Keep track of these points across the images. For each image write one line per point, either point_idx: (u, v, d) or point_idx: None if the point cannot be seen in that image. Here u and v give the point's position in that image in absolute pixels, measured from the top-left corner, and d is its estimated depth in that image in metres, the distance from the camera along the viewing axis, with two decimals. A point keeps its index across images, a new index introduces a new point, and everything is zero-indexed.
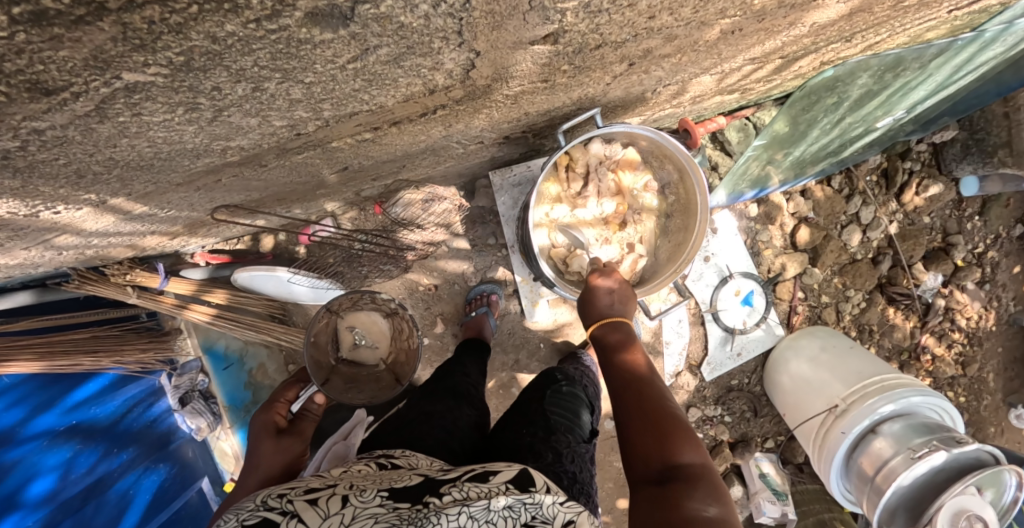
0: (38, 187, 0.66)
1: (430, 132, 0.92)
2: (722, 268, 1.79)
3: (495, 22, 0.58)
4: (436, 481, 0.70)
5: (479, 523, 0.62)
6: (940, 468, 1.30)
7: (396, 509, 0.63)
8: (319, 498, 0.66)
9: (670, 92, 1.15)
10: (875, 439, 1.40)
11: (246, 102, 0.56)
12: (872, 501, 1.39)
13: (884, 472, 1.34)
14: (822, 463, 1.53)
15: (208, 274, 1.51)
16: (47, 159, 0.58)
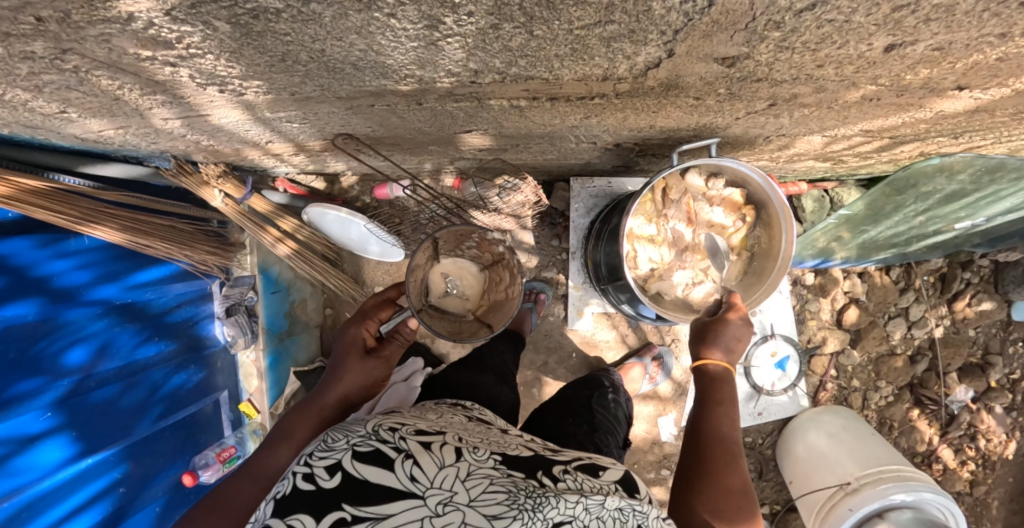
0: (243, 59, 0.62)
1: (566, 118, 0.97)
2: (765, 327, 1.83)
3: (720, 25, 0.62)
4: (543, 460, 0.76)
5: (592, 516, 0.67)
6: None
7: (510, 477, 0.69)
8: (434, 443, 0.73)
9: (778, 143, 1.20)
10: (881, 523, 1.44)
11: (475, 36, 0.60)
12: None
13: None
14: None
15: (286, 201, 1.53)
16: (277, 34, 0.57)
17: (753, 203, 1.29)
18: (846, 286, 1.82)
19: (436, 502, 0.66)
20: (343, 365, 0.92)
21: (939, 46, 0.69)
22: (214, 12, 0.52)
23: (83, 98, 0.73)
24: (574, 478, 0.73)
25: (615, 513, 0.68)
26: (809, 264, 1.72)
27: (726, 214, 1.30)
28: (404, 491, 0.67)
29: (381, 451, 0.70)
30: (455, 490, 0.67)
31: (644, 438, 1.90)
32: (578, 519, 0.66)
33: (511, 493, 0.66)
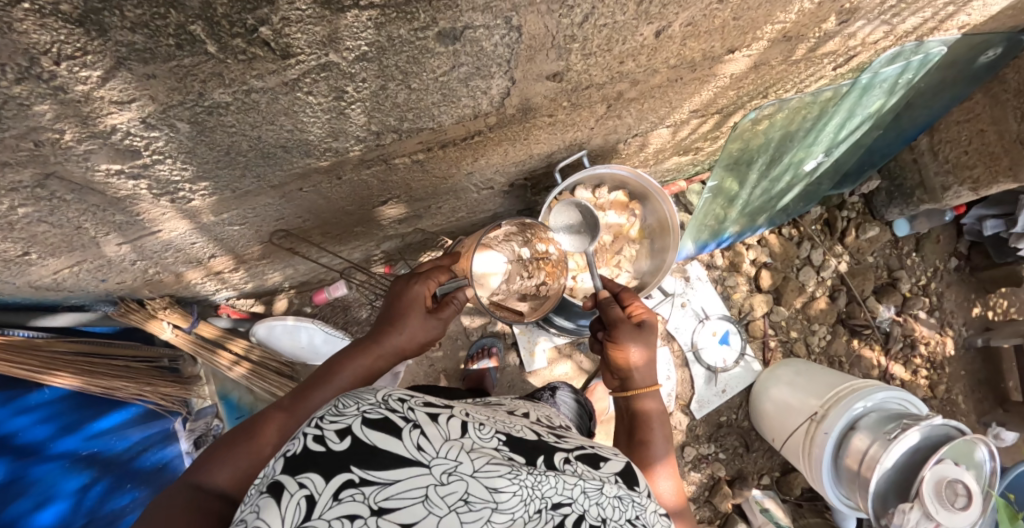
0: (200, 157, 0.81)
1: (460, 165, 1.20)
2: (699, 311, 2.03)
3: (536, 49, 0.88)
4: (551, 449, 0.87)
5: (590, 499, 0.79)
6: (917, 448, 1.51)
7: (511, 458, 0.79)
8: (440, 416, 0.82)
9: (639, 143, 1.50)
10: (855, 434, 1.60)
11: (371, 97, 0.83)
12: (863, 493, 1.56)
13: (868, 461, 1.53)
14: (813, 469, 1.69)
15: (231, 325, 1.63)
16: (225, 126, 0.76)
17: (636, 198, 1.57)
18: (752, 255, 2.06)
19: (441, 472, 0.74)
20: (405, 317, 1.03)
21: (684, 26, 0.99)
22: (184, 108, 0.71)
23: (53, 230, 0.87)
24: (574, 467, 0.84)
25: (614, 499, 0.81)
26: (712, 246, 2.00)
27: (619, 214, 1.57)
28: (412, 459, 0.74)
29: (389, 420, 0.78)
30: (460, 460, 0.76)
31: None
32: (577, 502, 0.77)
33: (517, 470, 0.77)
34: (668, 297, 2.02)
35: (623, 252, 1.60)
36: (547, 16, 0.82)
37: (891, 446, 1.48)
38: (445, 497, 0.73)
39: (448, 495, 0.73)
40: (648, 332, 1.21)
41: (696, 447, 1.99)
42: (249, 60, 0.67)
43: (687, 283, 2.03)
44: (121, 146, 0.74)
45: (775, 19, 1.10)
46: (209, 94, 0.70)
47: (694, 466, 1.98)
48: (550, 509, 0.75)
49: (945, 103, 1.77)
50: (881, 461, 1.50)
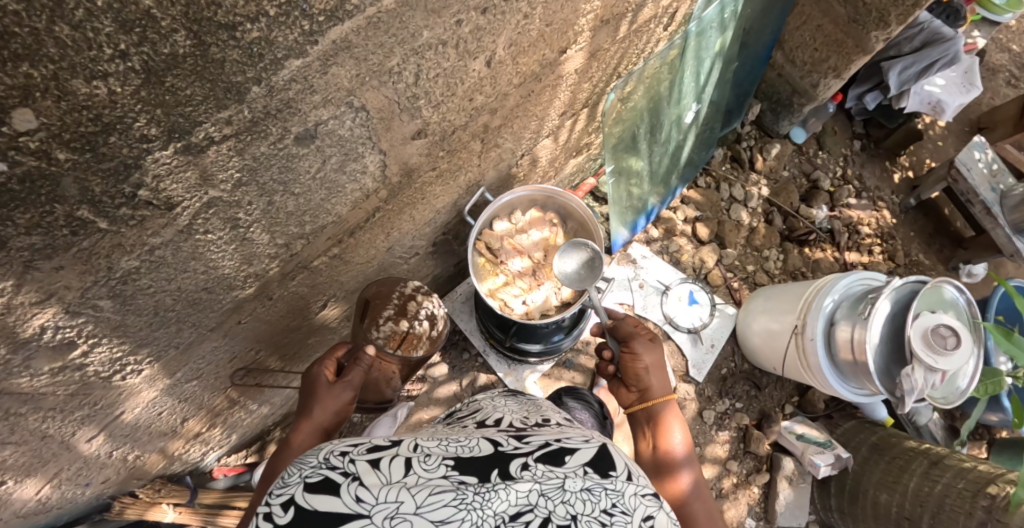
0: (129, 325, 0.88)
1: (376, 243, 1.31)
2: (658, 285, 2.13)
3: (388, 119, 0.99)
4: (506, 455, 0.94)
5: (549, 497, 0.85)
6: (894, 314, 1.57)
7: (462, 482, 0.86)
8: (384, 460, 0.92)
9: (529, 160, 1.63)
10: (836, 328, 1.67)
11: (263, 216, 0.92)
12: (868, 378, 1.60)
13: (857, 345, 1.58)
14: (818, 377, 1.73)
15: (231, 481, 1.63)
16: (144, 288, 0.84)
17: (549, 210, 1.69)
18: (682, 216, 2.17)
19: (384, 517, 0.82)
20: (315, 395, 1.13)
21: (506, 51, 1.13)
22: (100, 287, 0.78)
23: (20, 448, 0.91)
24: (532, 471, 0.90)
25: (579, 495, 0.86)
26: (643, 221, 2.12)
27: (540, 230, 1.68)
28: (355, 512, 0.83)
29: (333, 480, 0.88)
30: (403, 500, 0.84)
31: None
32: (534, 505, 0.84)
33: (462, 493, 0.84)
34: (627, 284, 2.12)
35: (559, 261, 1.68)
36: (385, 87, 0.93)
37: (870, 322, 1.54)
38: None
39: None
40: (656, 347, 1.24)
41: (713, 407, 2.04)
42: (139, 222, 0.75)
43: (636, 265, 2.14)
44: (54, 341, 0.80)
45: (583, 12, 1.25)
46: (117, 264, 0.77)
47: (719, 426, 2.02)
48: (509, 521, 0.82)
49: (779, 18, 1.94)
50: (869, 340, 1.55)
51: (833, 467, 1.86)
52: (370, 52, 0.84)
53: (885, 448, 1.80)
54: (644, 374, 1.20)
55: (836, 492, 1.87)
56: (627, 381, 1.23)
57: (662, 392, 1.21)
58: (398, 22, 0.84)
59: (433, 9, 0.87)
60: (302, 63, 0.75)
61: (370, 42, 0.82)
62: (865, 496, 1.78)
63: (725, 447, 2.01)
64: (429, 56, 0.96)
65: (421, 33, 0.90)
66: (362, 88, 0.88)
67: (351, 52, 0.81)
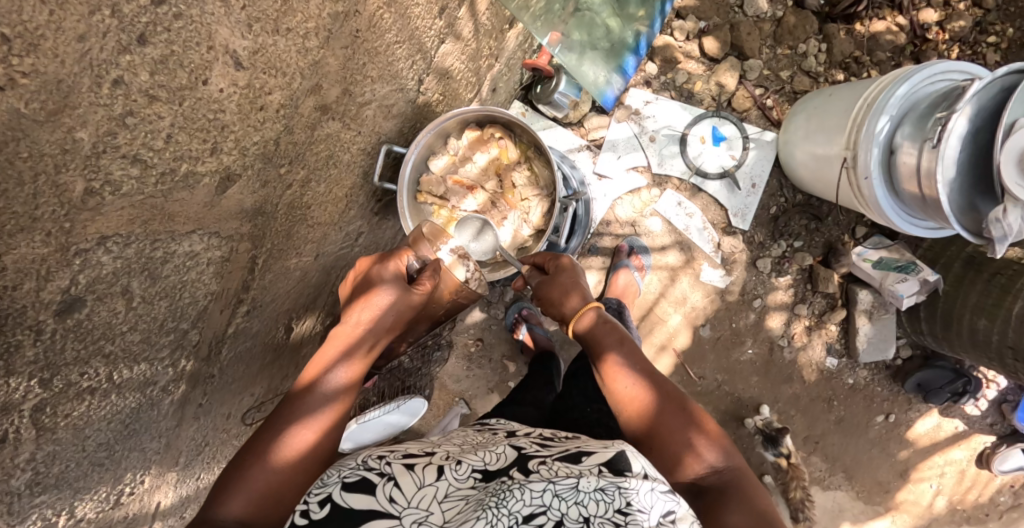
0: (82, 483, 0.94)
1: (296, 267, 1.20)
2: (672, 133, 1.75)
3: (161, 214, 0.82)
4: (528, 457, 0.79)
5: (567, 500, 0.69)
6: (978, 130, 1.18)
7: (485, 487, 0.72)
8: (418, 465, 0.79)
9: (435, 78, 1.30)
10: (899, 156, 1.31)
11: (113, 362, 0.88)
12: (939, 215, 1.28)
13: (926, 179, 1.24)
14: (877, 215, 1.43)
15: None
16: (63, 469, 0.89)
17: (486, 125, 1.37)
18: (682, 35, 1.73)
19: (413, 522, 0.70)
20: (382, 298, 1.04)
21: (254, 30, 0.80)
22: (21, 500, 0.84)
23: None
24: (552, 466, 0.75)
25: (595, 494, 0.70)
26: (634, 61, 1.70)
27: (485, 151, 1.39)
28: (385, 513, 0.72)
29: (365, 479, 0.76)
30: (432, 510, 0.71)
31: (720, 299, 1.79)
32: (551, 508, 0.68)
33: (480, 502, 0.70)
34: (634, 143, 1.77)
35: (519, 178, 1.41)
36: (113, 205, 0.75)
37: (942, 149, 1.17)
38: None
39: None
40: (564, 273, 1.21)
41: (768, 254, 1.75)
42: None
43: (640, 117, 1.76)
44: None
45: None
46: (11, 486, 0.81)
47: (779, 272, 1.75)
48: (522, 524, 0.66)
49: None
50: (942, 173, 1.20)
51: (918, 294, 1.59)
52: (30, 212, 0.66)
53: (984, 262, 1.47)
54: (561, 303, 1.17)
55: (926, 317, 1.63)
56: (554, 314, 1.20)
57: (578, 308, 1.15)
58: (22, 161, 0.63)
59: (48, 115, 0.62)
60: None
61: (13, 208, 0.64)
62: (961, 320, 1.53)
63: (790, 292, 1.76)
64: (126, 138, 0.70)
65: (76, 139, 0.66)
66: (74, 232, 0.72)
67: (14, 229, 0.66)
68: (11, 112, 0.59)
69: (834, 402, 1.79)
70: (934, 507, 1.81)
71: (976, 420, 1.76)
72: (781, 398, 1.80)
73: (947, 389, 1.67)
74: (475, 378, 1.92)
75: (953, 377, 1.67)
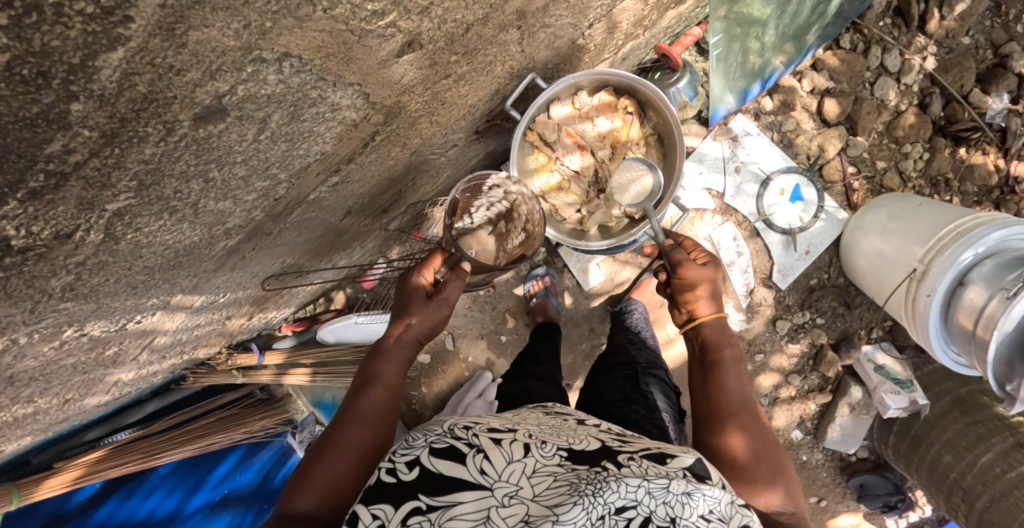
0: (109, 303, 0.83)
1: (394, 155, 1.07)
2: (757, 172, 1.74)
3: (344, 54, 0.70)
4: (612, 450, 0.77)
5: (659, 500, 0.66)
6: None
7: (575, 470, 0.69)
8: (504, 439, 0.76)
9: (603, 27, 1.19)
10: (966, 290, 1.37)
11: (208, 193, 0.77)
12: (980, 358, 1.35)
13: (985, 322, 1.31)
14: (920, 336, 1.49)
15: (296, 341, 1.59)
16: (102, 282, 0.77)
17: (623, 94, 1.28)
18: (808, 85, 1.70)
19: (504, 495, 0.69)
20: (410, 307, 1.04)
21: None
22: (47, 302, 0.73)
23: (64, 385, 0.94)
24: (640, 464, 0.72)
25: (684, 497, 0.67)
26: (756, 91, 1.68)
27: (610, 119, 1.29)
28: (474, 483, 0.70)
29: (454, 447, 0.75)
30: (521, 485, 0.69)
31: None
32: (642, 504, 0.65)
33: (571, 484, 0.66)
34: (719, 166, 1.74)
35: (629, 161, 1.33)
36: (316, 24, 0.62)
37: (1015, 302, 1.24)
38: (508, 518, 0.66)
39: (509, 517, 0.66)
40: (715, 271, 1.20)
41: (789, 318, 1.79)
42: (40, 257, 0.66)
43: (735, 143, 1.73)
44: (38, 338, 0.77)
45: None
46: (48, 285, 0.71)
47: (791, 338, 1.80)
48: (615, 515, 0.63)
49: None
50: (1001, 324, 1.27)
51: (903, 409, 1.68)
52: None
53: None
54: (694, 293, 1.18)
55: (898, 432, 1.74)
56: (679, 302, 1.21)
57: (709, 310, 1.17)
58: None
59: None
60: (122, 58, 0.52)
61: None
62: (927, 448, 1.66)
63: (792, 360, 1.81)
64: None
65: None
66: (266, 37, 0.60)
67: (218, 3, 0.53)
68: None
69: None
70: None
71: None
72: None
73: (881, 498, 1.81)
74: (470, 320, 1.83)
75: (891, 490, 1.81)
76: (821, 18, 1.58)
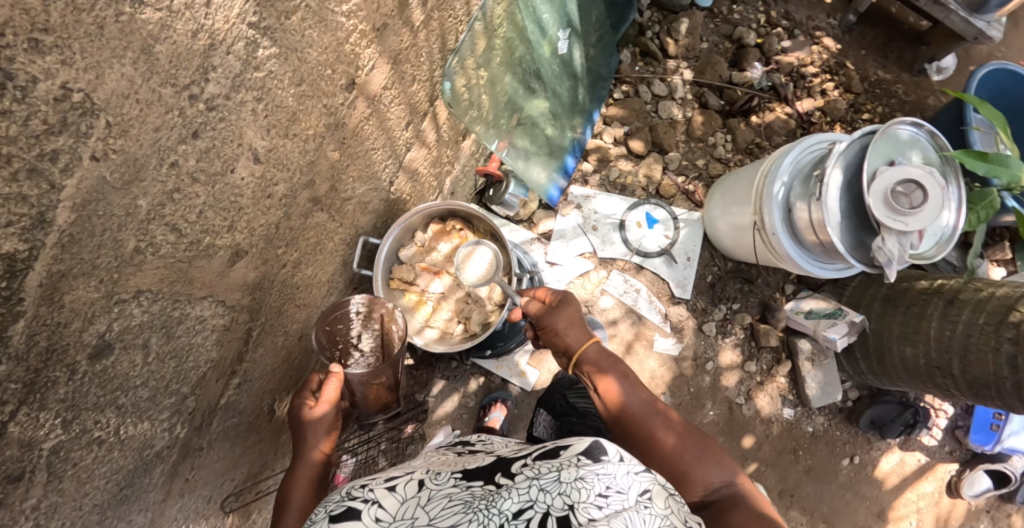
0: None
1: (279, 346, 1.32)
2: (612, 220, 1.99)
3: (183, 277, 0.95)
4: (508, 464, 0.83)
5: (552, 493, 0.72)
6: (850, 183, 1.38)
7: (469, 490, 0.77)
8: (402, 483, 0.82)
9: (405, 178, 1.56)
10: (796, 212, 1.52)
11: (124, 416, 0.94)
12: (837, 255, 1.46)
13: (818, 226, 1.43)
14: (794, 267, 1.62)
15: None
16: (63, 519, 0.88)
17: (449, 219, 1.62)
18: (610, 138, 2.04)
19: None
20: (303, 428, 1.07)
21: (271, 134, 1.00)
22: None
23: None
24: (529, 466, 0.79)
25: (575, 483, 0.73)
26: (571, 161, 1.98)
27: (448, 240, 1.62)
28: None
29: (351, 507, 0.77)
30: (418, 515, 0.75)
31: (676, 363, 1.91)
32: (536, 502, 0.71)
33: (468, 506, 0.74)
34: (579, 231, 2.00)
35: None
36: (150, 264, 0.86)
37: (824, 201, 1.36)
38: None
39: None
40: (569, 307, 1.28)
41: (711, 317, 1.93)
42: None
43: (583, 208, 2.01)
44: None
45: (362, 38, 1.10)
46: None
47: (724, 332, 1.92)
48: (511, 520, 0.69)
49: None
50: (830, 220, 1.38)
51: (849, 335, 1.76)
52: (92, 261, 0.77)
53: (898, 298, 1.67)
54: (559, 335, 1.24)
55: (863, 356, 1.78)
56: (554, 344, 1.27)
57: (583, 337, 1.23)
58: (96, 218, 0.75)
59: (124, 182, 0.77)
60: (25, 325, 0.71)
61: (81, 255, 0.75)
62: (890, 351, 1.69)
63: (738, 351, 1.91)
64: (171, 209, 0.86)
65: (138, 205, 0.80)
66: (120, 282, 0.82)
67: (77, 272, 0.75)
68: (100, 179, 0.74)
69: (799, 452, 1.87)
70: None
71: (935, 450, 1.87)
72: (748, 455, 1.87)
73: (897, 422, 1.80)
74: None
75: (899, 410, 1.81)
76: (581, 91, 1.93)
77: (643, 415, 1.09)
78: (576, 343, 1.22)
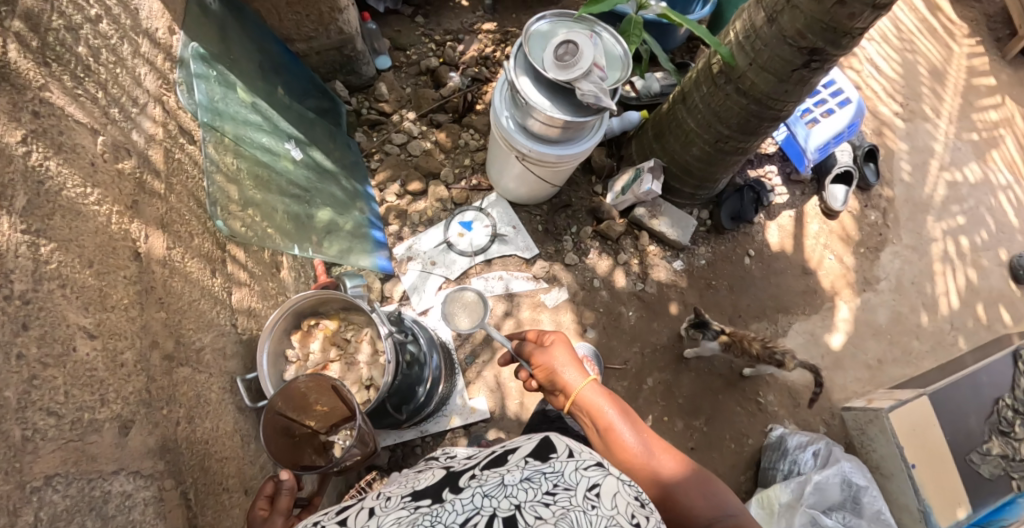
0: None
1: (222, 504, 1.31)
2: (439, 247, 1.95)
3: (86, 456, 1.00)
4: (455, 474, 0.77)
5: (498, 497, 0.69)
6: (539, 77, 1.51)
7: (416, 509, 0.70)
8: (349, 515, 0.73)
9: (244, 317, 1.51)
10: (528, 129, 1.60)
11: None
12: (576, 129, 1.54)
13: (544, 122, 1.52)
14: (567, 166, 1.68)
15: None
16: None
17: (301, 324, 1.57)
18: (395, 196, 2.03)
19: None
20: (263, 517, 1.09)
21: (91, 310, 1.05)
22: None
23: None
24: (477, 476, 0.74)
25: (521, 484, 0.70)
26: (378, 232, 1.96)
27: (314, 341, 1.58)
28: None
29: None
30: None
31: (579, 305, 1.88)
32: (482, 507, 0.68)
33: (415, 522, 0.68)
34: (424, 275, 1.93)
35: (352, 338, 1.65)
36: (47, 448, 0.93)
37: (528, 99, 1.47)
38: None
39: None
40: (559, 346, 1.20)
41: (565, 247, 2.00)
42: None
43: (412, 256, 1.95)
44: None
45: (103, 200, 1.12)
46: None
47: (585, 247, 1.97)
48: None
49: (266, 36, 1.88)
50: (546, 110, 1.47)
51: (657, 178, 1.88)
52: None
53: (660, 122, 1.90)
54: (557, 372, 1.15)
55: (682, 178, 1.92)
56: (552, 387, 1.18)
57: (581, 374, 1.12)
58: None
59: None
60: None
61: None
62: (686, 166, 1.89)
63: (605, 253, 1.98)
64: (38, 394, 0.93)
65: (6, 397, 0.88)
66: (26, 471, 0.89)
67: None
68: None
69: (714, 281, 1.95)
70: (853, 270, 2.06)
71: (793, 201, 2.08)
72: (683, 319, 1.93)
73: (747, 204, 1.96)
74: None
75: (741, 196, 1.97)
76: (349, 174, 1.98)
77: (654, 452, 1.00)
78: (573, 379, 1.12)
